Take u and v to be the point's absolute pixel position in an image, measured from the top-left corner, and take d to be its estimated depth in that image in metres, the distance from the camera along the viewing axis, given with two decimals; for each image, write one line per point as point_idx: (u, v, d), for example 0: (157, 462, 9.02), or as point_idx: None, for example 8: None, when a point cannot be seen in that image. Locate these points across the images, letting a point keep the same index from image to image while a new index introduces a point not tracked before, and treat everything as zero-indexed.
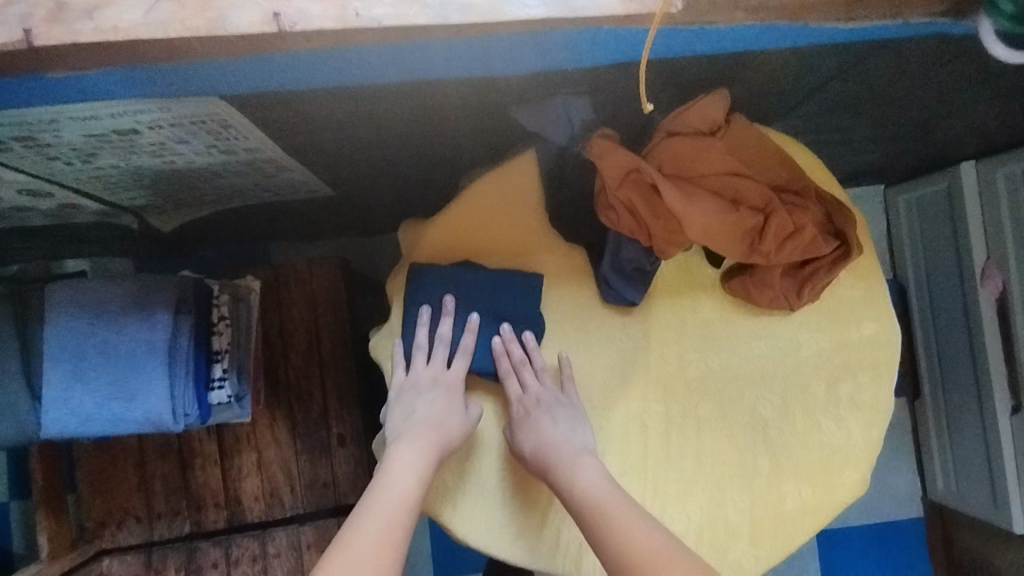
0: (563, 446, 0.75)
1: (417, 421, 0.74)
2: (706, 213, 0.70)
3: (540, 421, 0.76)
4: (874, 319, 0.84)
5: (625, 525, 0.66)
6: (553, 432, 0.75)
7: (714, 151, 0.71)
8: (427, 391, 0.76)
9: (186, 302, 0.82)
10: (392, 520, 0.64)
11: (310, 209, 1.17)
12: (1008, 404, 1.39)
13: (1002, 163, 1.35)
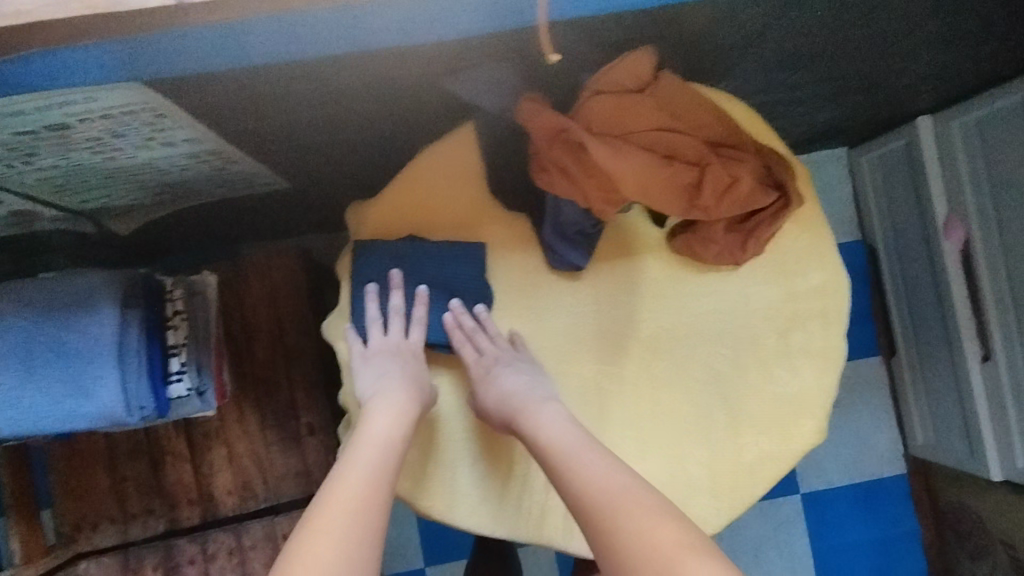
0: (524, 400, 0.75)
1: (375, 388, 0.74)
2: (641, 168, 0.70)
3: (500, 377, 0.76)
4: (821, 267, 0.85)
5: (589, 472, 0.66)
6: (513, 387, 0.75)
7: (645, 108, 0.71)
8: (382, 358, 0.76)
9: (135, 297, 0.83)
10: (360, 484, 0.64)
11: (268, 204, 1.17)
12: (978, 352, 1.41)
13: (956, 115, 1.36)
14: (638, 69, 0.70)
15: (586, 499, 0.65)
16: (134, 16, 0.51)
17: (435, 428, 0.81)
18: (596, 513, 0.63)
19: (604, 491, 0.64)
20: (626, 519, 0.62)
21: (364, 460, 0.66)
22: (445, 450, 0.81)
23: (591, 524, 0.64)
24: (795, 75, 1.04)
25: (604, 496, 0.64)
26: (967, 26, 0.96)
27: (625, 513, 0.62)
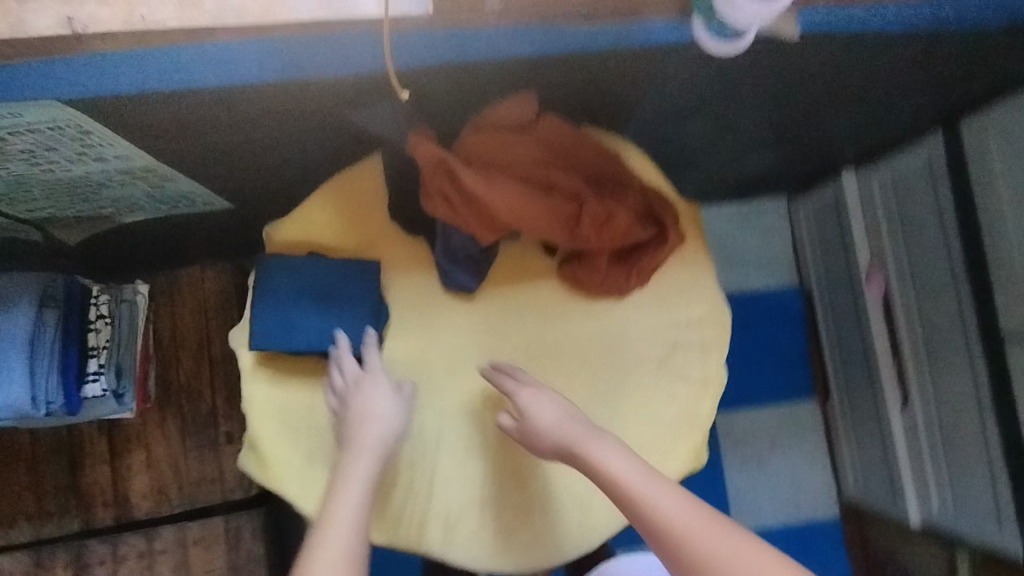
0: (565, 429, 0.77)
1: (366, 429, 0.78)
2: (513, 198, 0.78)
3: (543, 407, 0.79)
4: (701, 301, 0.92)
5: (663, 509, 0.69)
6: (554, 416, 0.78)
7: (523, 145, 0.80)
8: (370, 400, 0.80)
9: (55, 298, 0.90)
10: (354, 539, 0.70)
11: (207, 223, 1.22)
12: (898, 398, 1.46)
13: (876, 170, 1.44)
14: (518, 111, 0.80)
15: (666, 533, 0.68)
16: (44, 45, 0.58)
17: (326, 435, 0.85)
18: (678, 545, 0.68)
19: (670, 528, 0.68)
20: (695, 543, 0.67)
21: (350, 509, 0.72)
22: (333, 457, 0.85)
23: (670, 554, 0.68)
24: (700, 124, 1.11)
25: (668, 528, 0.68)
26: (856, 92, 1.05)
27: (699, 547, 0.67)
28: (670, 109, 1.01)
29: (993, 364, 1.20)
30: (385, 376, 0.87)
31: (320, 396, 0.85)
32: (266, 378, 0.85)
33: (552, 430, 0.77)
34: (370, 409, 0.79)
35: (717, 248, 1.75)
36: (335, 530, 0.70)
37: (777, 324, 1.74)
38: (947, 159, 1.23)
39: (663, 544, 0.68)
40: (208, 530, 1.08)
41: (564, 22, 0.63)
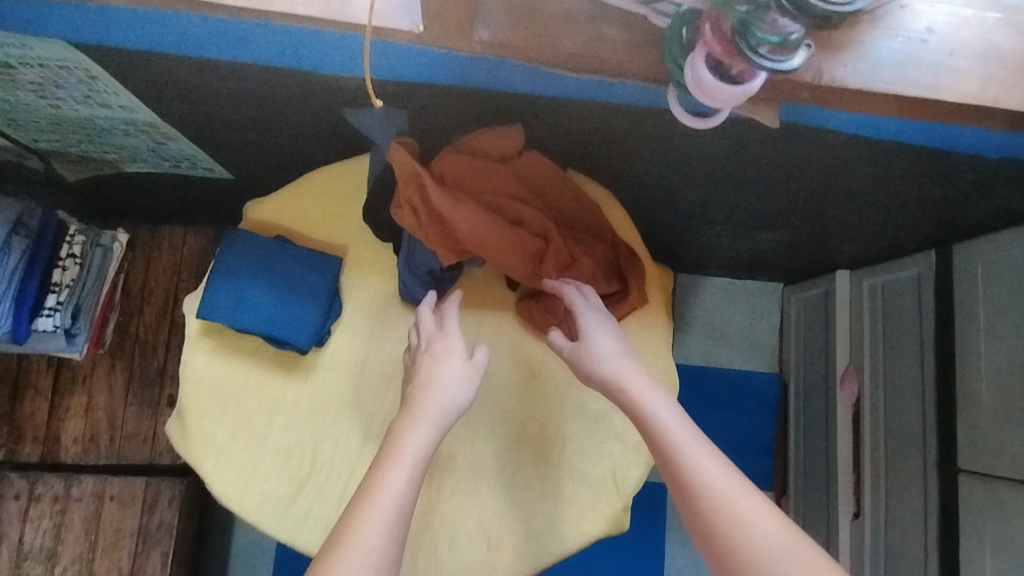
0: (613, 367, 0.72)
1: (436, 388, 0.72)
2: (481, 224, 0.80)
3: (610, 355, 0.73)
4: (653, 364, 0.91)
5: (704, 473, 0.61)
6: (616, 361, 0.72)
7: (500, 177, 0.83)
8: (442, 362, 0.75)
9: (29, 230, 0.96)
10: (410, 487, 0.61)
11: (198, 185, 1.24)
12: (851, 508, 1.42)
13: (869, 275, 1.44)
14: (504, 145, 0.83)
15: (700, 496, 0.60)
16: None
17: (251, 418, 0.85)
18: (716, 515, 0.58)
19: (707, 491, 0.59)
20: (760, 533, 0.56)
21: (415, 459, 0.64)
22: (253, 441, 0.85)
23: (707, 528, 0.58)
24: (694, 193, 1.11)
25: (721, 501, 0.59)
26: (851, 191, 1.05)
27: (753, 524, 0.56)
28: (663, 174, 1.03)
29: (943, 492, 1.17)
30: (324, 371, 0.87)
31: (256, 377, 0.86)
32: (209, 348, 0.86)
33: (605, 366, 0.73)
34: (433, 365, 0.74)
35: (702, 320, 1.75)
36: (392, 474, 0.61)
37: (745, 409, 1.73)
38: (935, 278, 1.23)
39: (698, 515, 0.59)
40: (127, 488, 1.08)
41: (549, 66, 0.65)
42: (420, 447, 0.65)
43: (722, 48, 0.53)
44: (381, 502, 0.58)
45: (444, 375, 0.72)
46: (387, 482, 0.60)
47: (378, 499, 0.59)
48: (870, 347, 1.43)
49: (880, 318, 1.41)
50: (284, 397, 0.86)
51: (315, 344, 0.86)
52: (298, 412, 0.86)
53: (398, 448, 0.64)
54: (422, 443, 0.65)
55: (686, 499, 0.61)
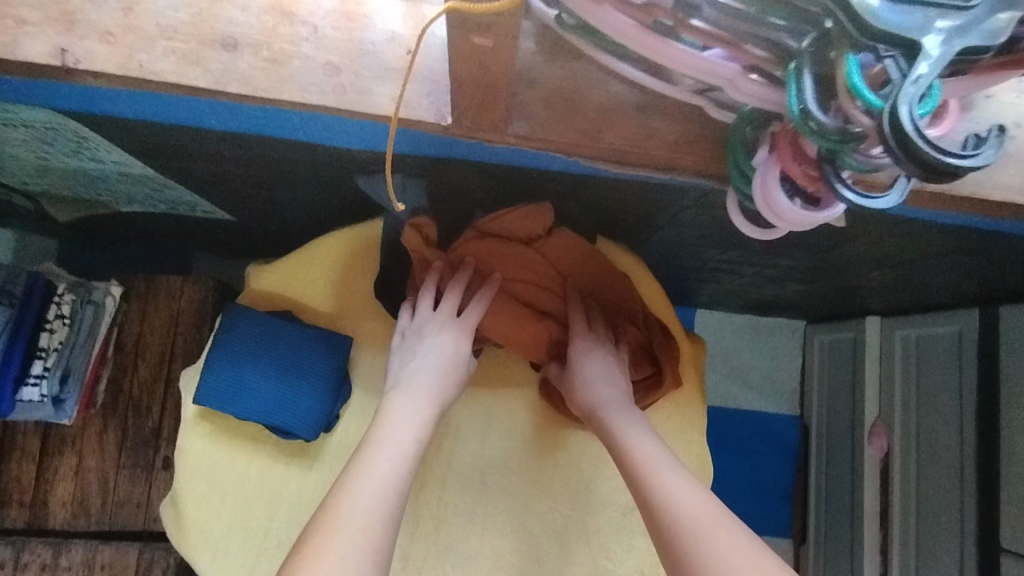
0: (600, 393, 0.73)
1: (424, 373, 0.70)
2: (498, 316, 0.77)
3: (596, 381, 0.74)
4: (685, 455, 0.84)
5: (670, 485, 0.60)
6: (605, 390, 0.73)
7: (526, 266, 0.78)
8: (432, 346, 0.72)
9: (12, 295, 0.89)
10: (396, 459, 0.61)
11: (195, 225, 1.16)
12: (877, 569, 1.37)
13: (903, 326, 1.37)
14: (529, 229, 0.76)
15: (664, 506, 0.58)
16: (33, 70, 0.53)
17: (251, 509, 0.79)
18: (678, 521, 0.56)
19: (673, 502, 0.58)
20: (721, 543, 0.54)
21: (405, 428, 0.64)
22: (254, 534, 0.78)
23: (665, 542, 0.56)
24: (727, 253, 1.04)
25: (683, 510, 0.57)
26: (898, 258, 0.98)
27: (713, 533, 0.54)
28: (697, 237, 0.96)
29: (983, 569, 1.11)
30: (331, 458, 0.81)
31: (258, 463, 0.80)
32: (207, 432, 0.79)
33: (591, 395, 0.73)
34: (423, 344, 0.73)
35: (721, 360, 1.68)
36: (381, 452, 0.61)
37: (765, 454, 1.66)
38: (978, 340, 1.16)
39: (659, 524, 0.57)
40: (119, 557, 1.01)
41: (591, 158, 0.58)
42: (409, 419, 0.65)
43: (803, 170, 0.46)
44: (372, 473, 0.58)
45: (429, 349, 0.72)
46: (371, 465, 0.59)
47: (366, 471, 0.59)
48: (902, 401, 1.37)
49: (914, 372, 1.34)
50: (287, 486, 0.80)
51: (323, 430, 0.80)
52: (303, 503, 0.79)
53: (388, 425, 0.64)
54: (413, 420, 0.65)
55: (649, 511, 0.59)
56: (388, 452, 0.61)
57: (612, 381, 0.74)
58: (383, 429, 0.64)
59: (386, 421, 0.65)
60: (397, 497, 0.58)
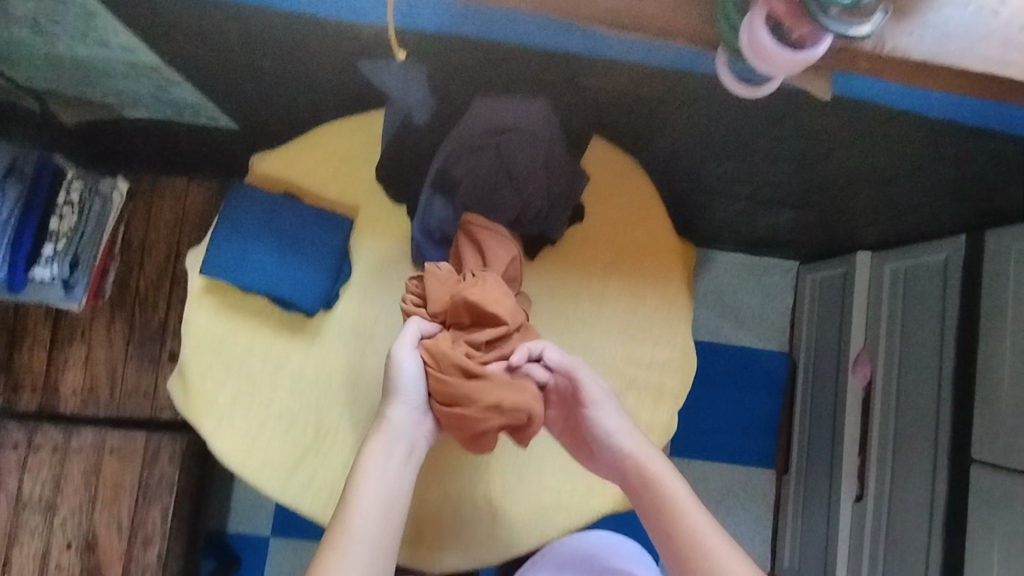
0: (635, 443, 0.74)
1: (390, 443, 0.71)
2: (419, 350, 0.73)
3: (621, 430, 0.75)
4: (670, 344, 0.89)
5: (722, 562, 0.65)
6: (630, 435, 0.74)
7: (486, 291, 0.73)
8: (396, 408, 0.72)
9: (22, 175, 0.92)
10: (376, 521, 0.66)
11: (195, 141, 1.15)
12: (853, 492, 1.42)
13: (892, 260, 1.37)
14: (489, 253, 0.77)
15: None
16: None
17: (255, 380, 0.83)
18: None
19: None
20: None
21: (379, 491, 0.68)
22: (258, 403, 0.83)
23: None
24: (721, 168, 1.06)
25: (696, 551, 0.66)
26: (887, 172, 1.01)
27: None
28: (694, 147, 0.99)
29: (954, 482, 1.16)
30: (331, 335, 0.85)
31: (262, 337, 0.84)
32: (213, 306, 0.84)
33: (625, 443, 0.74)
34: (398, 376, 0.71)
35: (713, 297, 1.70)
36: (358, 522, 0.65)
37: (752, 388, 1.69)
38: (960, 269, 1.19)
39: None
40: (129, 442, 1.06)
41: (586, 22, 0.60)
42: (382, 463, 0.70)
43: (786, 7, 0.51)
44: (349, 547, 0.63)
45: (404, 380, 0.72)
46: (354, 546, 0.63)
47: (348, 544, 0.63)
48: (886, 334, 1.38)
49: (899, 306, 1.35)
50: (290, 359, 0.84)
51: (322, 307, 0.85)
52: (304, 375, 0.84)
53: (360, 494, 0.67)
54: (378, 489, 0.68)
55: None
56: (365, 527, 0.65)
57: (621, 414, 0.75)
58: (354, 502, 0.66)
59: (356, 481, 0.68)
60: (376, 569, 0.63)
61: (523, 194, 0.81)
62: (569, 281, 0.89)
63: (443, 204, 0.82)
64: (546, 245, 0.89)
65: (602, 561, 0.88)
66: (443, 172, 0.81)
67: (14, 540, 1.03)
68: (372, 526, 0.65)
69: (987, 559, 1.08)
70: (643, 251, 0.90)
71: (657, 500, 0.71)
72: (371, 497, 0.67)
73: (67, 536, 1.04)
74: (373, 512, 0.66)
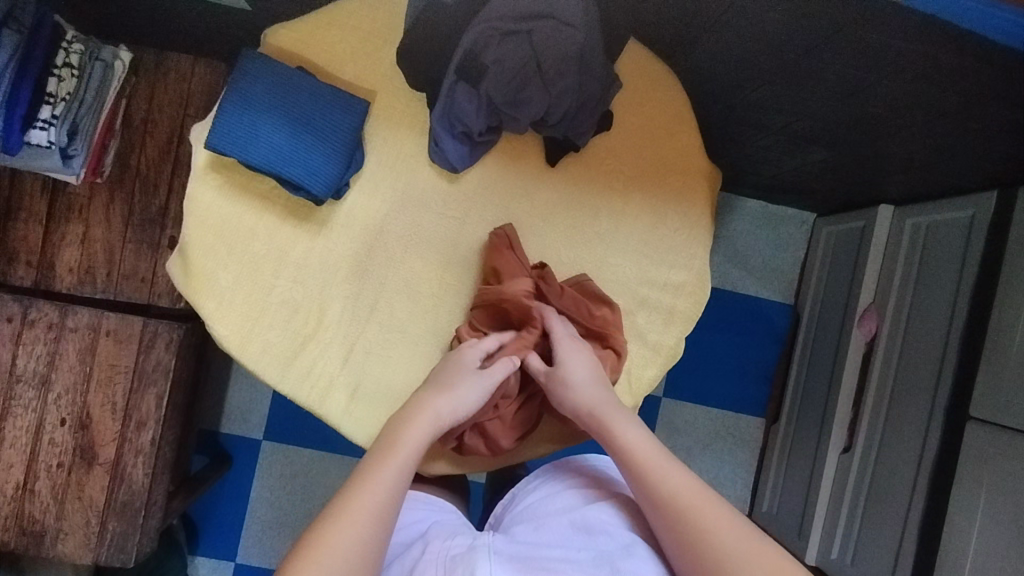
0: (588, 394, 0.75)
1: (426, 412, 0.71)
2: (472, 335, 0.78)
3: (578, 383, 0.75)
4: (686, 268, 0.87)
5: (663, 476, 0.65)
6: (585, 388, 0.75)
7: (561, 345, 0.78)
8: (444, 391, 0.73)
9: (21, 23, 0.88)
10: (397, 480, 0.64)
11: (194, 15, 1.04)
12: (841, 443, 1.37)
13: (914, 214, 1.29)
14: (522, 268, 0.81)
15: (665, 500, 0.64)
16: None
17: (258, 266, 0.81)
18: (682, 517, 0.62)
19: (675, 496, 0.64)
20: (721, 534, 0.61)
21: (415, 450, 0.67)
22: (259, 289, 0.81)
23: (674, 530, 0.63)
24: (760, 92, 1.04)
25: (675, 503, 0.63)
26: (928, 110, 0.96)
27: (716, 527, 0.61)
28: (746, 39, 0.92)
29: (946, 438, 1.09)
30: (339, 227, 0.82)
31: (267, 220, 0.81)
32: (218, 185, 0.80)
33: (584, 396, 0.75)
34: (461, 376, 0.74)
35: (724, 242, 1.59)
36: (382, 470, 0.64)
37: (752, 335, 1.61)
38: (989, 223, 1.09)
39: (661, 513, 0.64)
40: (123, 324, 1.04)
41: None
42: (421, 441, 0.68)
43: None
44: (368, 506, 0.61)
45: (464, 376, 0.74)
46: (369, 491, 0.62)
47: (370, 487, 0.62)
48: (899, 290, 1.30)
49: (914, 261, 1.27)
50: (297, 246, 0.81)
51: (332, 196, 0.81)
52: (309, 264, 0.82)
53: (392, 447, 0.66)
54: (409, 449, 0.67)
55: (664, 522, 0.64)
56: (387, 476, 0.63)
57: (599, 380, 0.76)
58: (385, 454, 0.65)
59: (393, 448, 0.66)
60: (388, 516, 0.61)
61: (550, 92, 0.78)
62: (590, 194, 0.86)
63: (466, 93, 0.78)
64: (569, 153, 0.85)
65: (596, 480, 0.81)
66: (470, 55, 0.77)
67: (6, 413, 1.03)
68: (395, 477, 0.64)
69: (967, 514, 1.03)
70: (669, 168, 0.87)
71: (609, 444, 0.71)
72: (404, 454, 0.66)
73: (60, 413, 1.04)
74: (402, 466, 0.65)
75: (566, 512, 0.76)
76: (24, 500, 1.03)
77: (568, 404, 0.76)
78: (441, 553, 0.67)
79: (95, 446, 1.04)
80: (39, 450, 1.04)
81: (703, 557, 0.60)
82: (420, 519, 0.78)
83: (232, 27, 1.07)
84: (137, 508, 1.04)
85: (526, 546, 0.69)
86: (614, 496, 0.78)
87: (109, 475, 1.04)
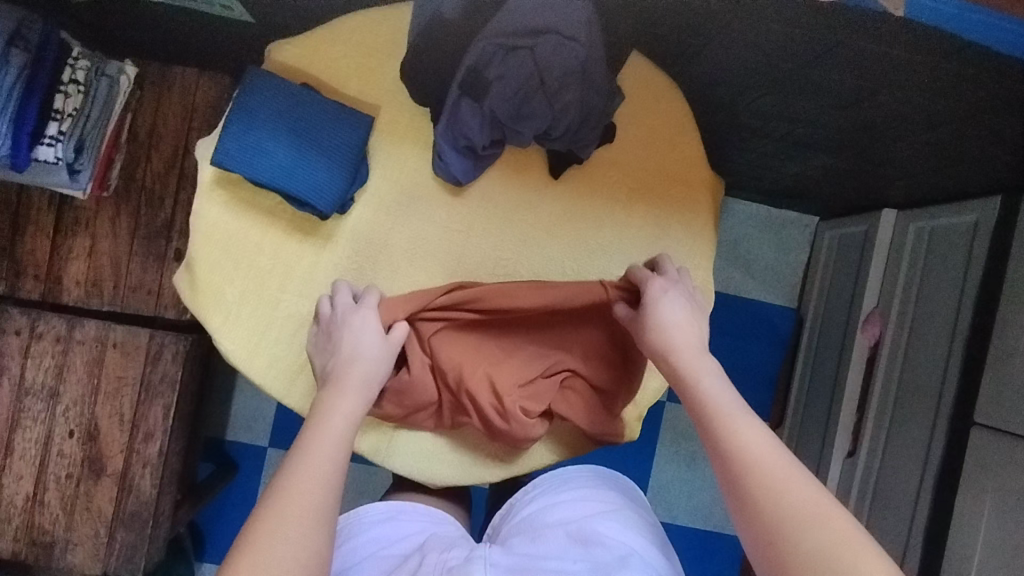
0: (677, 334, 0.72)
1: (348, 370, 0.70)
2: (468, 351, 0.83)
3: (668, 320, 0.73)
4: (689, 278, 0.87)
5: (741, 427, 0.62)
6: (673, 329, 0.72)
7: (652, 288, 0.76)
8: (348, 337, 0.73)
9: (27, 43, 0.90)
10: (337, 450, 0.63)
11: (197, 30, 1.04)
12: (846, 447, 1.37)
13: (917, 219, 1.28)
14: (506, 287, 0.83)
15: (736, 455, 0.60)
16: None
17: (264, 281, 0.81)
18: (751, 469, 0.59)
19: (751, 455, 0.59)
20: (793, 496, 0.56)
21: (346, 413, 0.66)
22: (265, 304, 0.81)
23: (738, 483, 0.59)
24: (762, 101, 1.04)
25: (744, 453, 0.60)
26: (929, 118, 0.96)
27: (787, 487, 0.57)
28: (747, 49, 0.92)
29: (951, 443, 1.09)
30: (344, 240, 0.83)
31: (272, 235, 0.82)
32: (224, 201, 0.81)
33: (669, 334, 0.72)
34: (351, 324, 0.74)
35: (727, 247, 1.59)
36: (315, 441, 0.62)
37: (756, 339, 1.61)
38: (991, 229, 1.08)
39: (728, 464, 0.60)
40: (131, 336, 1.04)
41: None
42: (352, 406, 0.67)
43: None
44: (308, 487, 0.59)
45: (354, 327, 0.74)
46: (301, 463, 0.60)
47: (308, 464, 0.60)
48: (902, 295, 1.30)
49: (918, 267, 1.27)
50: (302, 261, 0.82)
51: (338, 210, 0.81)
52: (314, 279, 0.82)
53: (325, 417, 0.65)
54: (342, 413, 0.66)
55: (729, 469, 0.60)
56: (323, 446, 0.62)
57: (691, 326, 0.73)
58: (314, 430, 0.64)
59: (321, 420, 0.65)
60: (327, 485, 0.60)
61: (554, 105, 0.77)
62: (592, 204, 0.86)
63: (470, 108, 0.78)
64: (572, 165, 0.86)
65: (594, 493, 0.81)
66: (473, 70, 0.77)
67: (16, 425, 1.04)
68: (330, 449, 0.62)
69: (973, 521, 1.03)
70: (671, 179, 0.87)
71: (682, 384, 0.69)
72: (335, 420, 0.65)
73: (68, 425, 1.05)
74: (332, 429, 0.64)
75: (564, 524, 0.76)
76: (34, 512, 1.04)
77: (649, 343, 0.74)
78: (438, 565, 0.68)
79: (103, 458, 1.05)
80: (48, 461, 1.04)
81: (764, 512, 0.56)
82: (418, 531, 0.79)
83: (236, 44, 1.07)
84: (145, 519, 1.05)
85: (523, 558, 0.69)
86: (615, 508, 0.78)
87: (117, 486, 1.05)
